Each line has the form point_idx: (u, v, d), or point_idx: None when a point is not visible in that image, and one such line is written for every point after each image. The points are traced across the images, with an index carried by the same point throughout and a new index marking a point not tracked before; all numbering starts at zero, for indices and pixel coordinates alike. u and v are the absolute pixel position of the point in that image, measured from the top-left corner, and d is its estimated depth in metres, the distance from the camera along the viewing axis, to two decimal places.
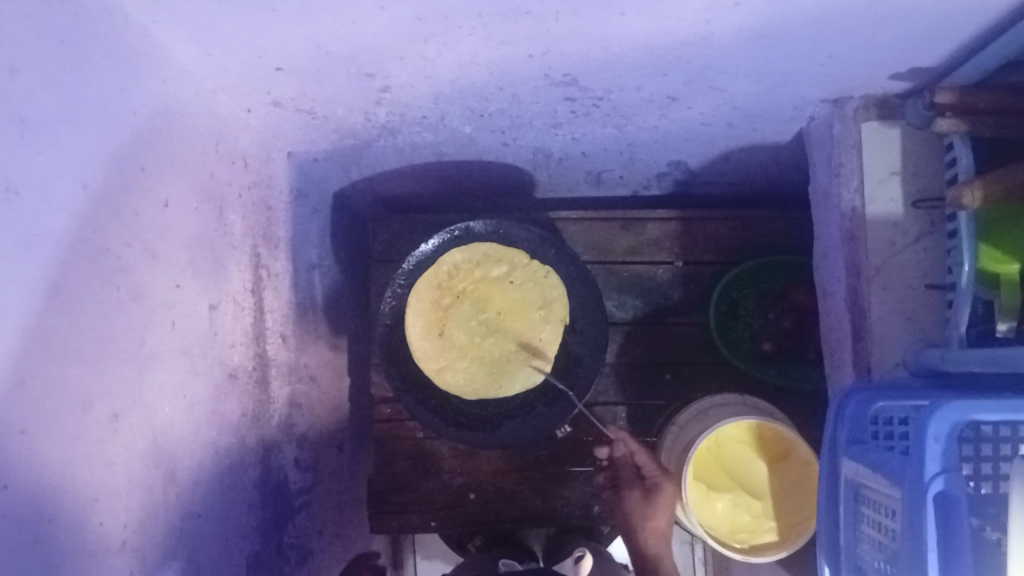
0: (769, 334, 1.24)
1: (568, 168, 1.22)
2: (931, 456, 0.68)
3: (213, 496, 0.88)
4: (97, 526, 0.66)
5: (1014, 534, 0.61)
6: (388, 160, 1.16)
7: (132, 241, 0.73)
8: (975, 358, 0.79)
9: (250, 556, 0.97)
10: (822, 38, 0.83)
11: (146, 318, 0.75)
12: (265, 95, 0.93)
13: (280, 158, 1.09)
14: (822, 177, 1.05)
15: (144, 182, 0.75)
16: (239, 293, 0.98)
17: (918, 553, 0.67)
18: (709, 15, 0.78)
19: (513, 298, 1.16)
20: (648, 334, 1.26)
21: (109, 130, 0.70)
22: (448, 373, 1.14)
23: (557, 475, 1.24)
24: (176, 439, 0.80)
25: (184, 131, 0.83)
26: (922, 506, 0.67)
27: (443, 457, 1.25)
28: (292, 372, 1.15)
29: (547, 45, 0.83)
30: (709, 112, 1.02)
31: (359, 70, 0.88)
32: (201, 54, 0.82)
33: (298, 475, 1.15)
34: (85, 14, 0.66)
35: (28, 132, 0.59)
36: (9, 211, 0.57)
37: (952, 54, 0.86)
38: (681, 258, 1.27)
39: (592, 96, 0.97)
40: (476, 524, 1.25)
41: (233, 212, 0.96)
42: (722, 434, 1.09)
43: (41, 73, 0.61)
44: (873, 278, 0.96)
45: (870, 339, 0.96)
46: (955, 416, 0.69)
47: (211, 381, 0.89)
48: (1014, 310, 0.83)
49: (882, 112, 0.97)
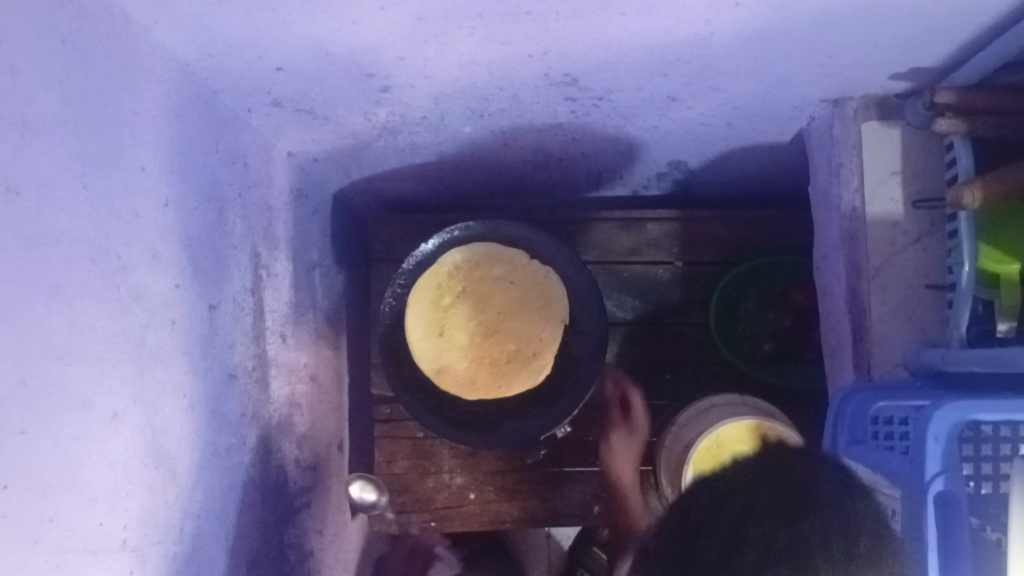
0: (769, 334, 1.23)
1: (568, 169, 1.22)
2: (931, 456, 0.69)
3: (214, 497, 0.88)
4: (96, 526, 0.66)
5: (1015, 534, 0.61)
6: (388, 160, 1.16)
7: (133, 242, 0.73)
8: (975, 358, 0.80)
9: (250, 555, 0.97)
10: (821, 38, 0.83)
11: (146, 318, 0.75)
12: (266, 95, 0.94)
13: (280, 158, 1.10)
14: (822, 177, 1.05)
15: (145, 182, 0.75)
16: (240, 293, 0.98)
17: (918, 554, 0.67)
18: (709, 16, 0.78)
19: (513, 299, 1.15)
20: (648, 335, 1.27)
21: (111, 132, 0.70)
22: (447, 375, 1.13)
23: (556, 475, 1.23)
24: (178, 440, 0.81)
25: (184, 130, 0.83)
26: (923, 506, 0.68)
27: (443, 457, 1.24)
28: (292, 372, 1.15)
29: (547, 45, 0.84)
30: (709, 112, 1.02)
31: (359, 70, 0.88)
32: (202, 55, 0.82)
33: (298, 475, 1.15)
34: (86, 16, 0.66)
35: (29, 133, 0.59)
36: (10, 211, 0.57)
37: (953, 53, 0.86)
38: (682, 258, 1.28)
39: (592, 97, 0.97)
40: (476, 524, 1.24)
41: (234, 212, 0.96)
42: (723, 433, 1.05)
43: (42, 73, 0.61)
44: (874, 278, 0.96)
45: (871, 339, 0.96)
46: (956, 415, 0.69)
47: (211, 381, 0.89)
48: (1013, 310, 0.83)
49: (882, 112, 0.97)
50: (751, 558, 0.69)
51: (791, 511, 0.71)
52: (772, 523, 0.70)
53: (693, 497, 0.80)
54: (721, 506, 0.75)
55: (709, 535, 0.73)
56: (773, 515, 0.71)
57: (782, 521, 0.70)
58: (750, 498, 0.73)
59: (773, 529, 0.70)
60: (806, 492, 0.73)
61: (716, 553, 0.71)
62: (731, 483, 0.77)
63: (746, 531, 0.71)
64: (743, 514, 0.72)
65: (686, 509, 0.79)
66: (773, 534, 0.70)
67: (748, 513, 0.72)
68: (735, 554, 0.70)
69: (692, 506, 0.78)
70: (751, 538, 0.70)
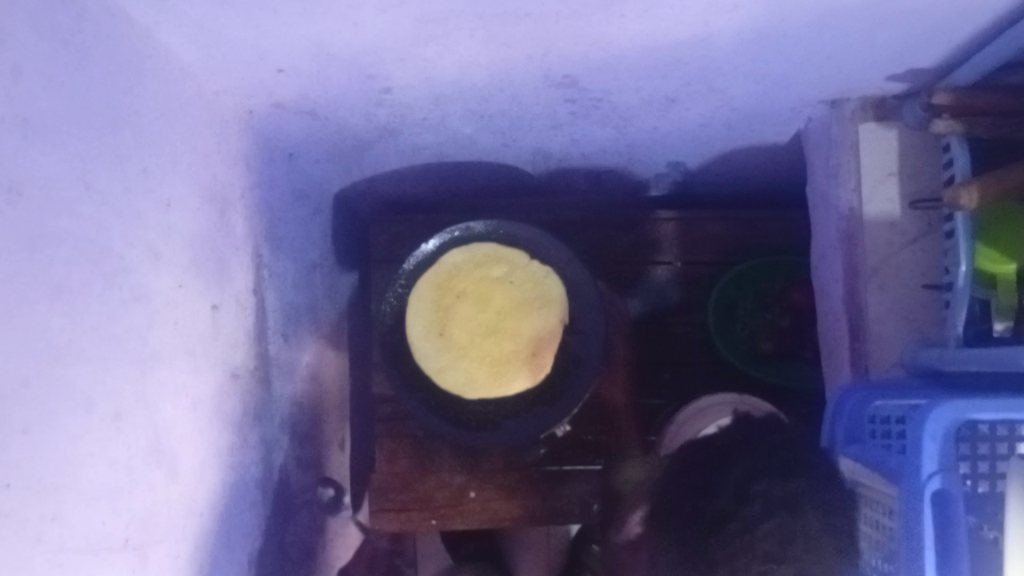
0: (768, 334, 1.23)
1: (568, 170, 1.22)
2: (927, 455, 0.70)
3: (215, 496, 0.89)
4: (98, 524, 0.67)
5: (1011, 533, 0.62)
6: (389, 160, 1.17)
7: (135, 242, 0.73)
8: (972, 358, 0.81)
9: (251, 554, 0.98)
10: (819, 40, 0.83)
11: (148, 317, 0.75)
12: (267, 96, 0.94)
13: (281, 159, 1.10)
14: (819, 178, 1.07)
15: (147, 182, 0.76)
16: (241, 293, 0.98)
17: (916, 553, 0.68)
18: (707, 17, 0.78)
19: (513, 298, 1.14)
20: (647, 335, 1.29)
21: (113, 133, 0.70)
22: (449, 375, 1.13)
23: (557, 473, 1.22)
24: (180, 439, 0.81)
25: (185, 131, 0.84)
26: (920, 505, 0.69)
27: (444, 455, 1.24)
28: (292, 372, 1.16)
29: (546, 47, 0.84)
30: (708, 113, 1.02)
31: (360, 72, 0.89)
32: (204, 56, 0.83)
33: (298, 474, 1.16)
34: (89, 18, 0.67)
35: (31, 133, 0.60)
36: (14, 212, 0.57)
37: (951, 54, 0.87)
38: (681, 258, 1.29)
39: (591, 97, 0.97)
40: (476, 523, 1.23)
41: (235, 213, 0.97)
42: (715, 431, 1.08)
43: (44, 74, 0.61)
44: (871, 278, 0.97)
45: (868, 339, 0.97)
46: (951, 415, 0.70)
47: (213, 380, 0.89)
48: (1009, 310, 0.84)
49: (880, 112, 0.97)
50: (756, 507, 0.86)
51: (783, 472, 0.89)
52: (771, 485, 0.87)
53: (700, 471, 0.98)
54: (725, 474, 0.93)
55: (720, 495, 0.91)
56: (769, 476, 0.89)
57: (775, 479, 0.88)
58: (747, 464, 0.93)
59: (767, 485, 0.87)
60: (789, 455, 0.92)
61: (726, 505, 0.89)
62: (734, 459, 0.96)
63: (750, 491, 0.88)
64: (748, 479, 0.90)
65: (696, 481, 0.97)
66: (772, 490, 0.86)
67: (748, 476, 0.91)
68: (743, 506, 0.87)
69: (691, 468, 1.00)
70: (756, 494, 0.87)
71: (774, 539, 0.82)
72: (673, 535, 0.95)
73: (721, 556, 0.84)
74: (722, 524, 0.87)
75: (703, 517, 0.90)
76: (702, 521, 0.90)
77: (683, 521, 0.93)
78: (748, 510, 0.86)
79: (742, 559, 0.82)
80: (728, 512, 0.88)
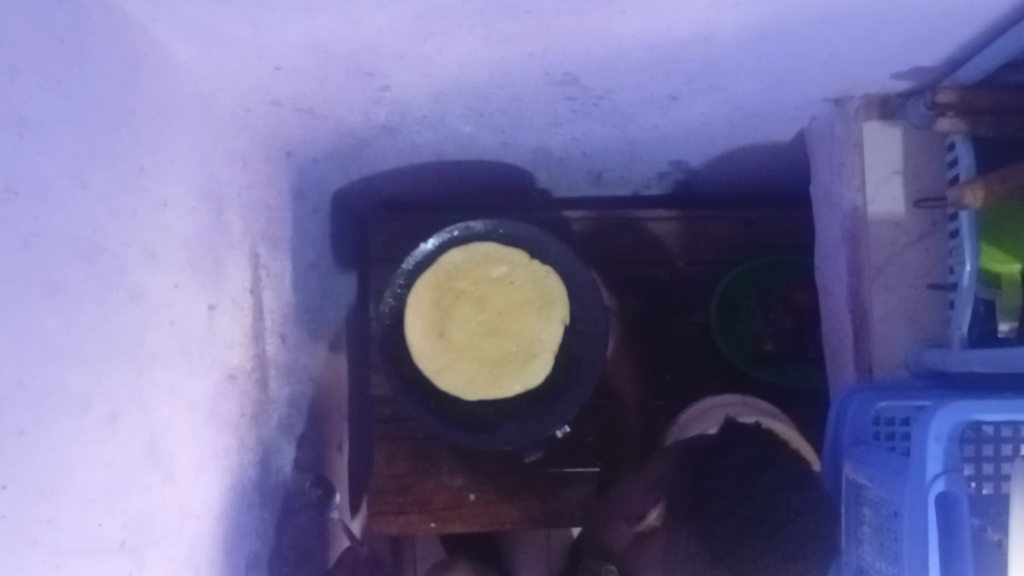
0: (770, 335, 1.22)
1: (568, 169, 1.22)
2: (932, 457, 0.69)
3: (213, 498, 0.88)
4: (96, 526, 0.66)
5: (1015, 535, 0.62)
6: (388, 159, 1.16)
7: (132, 241, 0.73)
8: (976, 358, 0.80)
9: (250, 557, 0.97)
10: (822, 38, 0.83)
11: (145, 318, 0.75)
12: (264, 95, 0.93)
13: (280, 158, 1.10)
14: (822, 177, 1.06)
15: (144, 181, 0.75)
16: (239, 293, 0.97)
17: (920, 554, 0.68)
18: (710, 15, 0.78)
19: (513, 299, 1.13)
20: (649, 335, 1.29)
21: (109, 130, 0.69)
22: (447, 376, 1.12)
23: (557, 476, 1.22)
24: (177, 441, 0.80)
25: (182, 129, 0.83)
26: (925, 508, 0.68)
27: (443, 458, 1.23)
28: (291, 372, 1.15)
29: (547, 44, 0.83)
30: (710, 112, 1.01)
31: (358, 69, 0.88)
32: (201, 54, 0.82)
33: (298, 475, 1.15)
34: (84, 14, 0.66)
35: (28, 133, 0.59)
36: (8, 211, 0.56)
37: (955, 53, 0.86)
38: (682, 257, 1.29)
39: (592, 96, 0.97)
40: (476, 526, 1.22)
41: (233, 212, 0.96)
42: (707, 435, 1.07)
43: (41, 73, 0.61)
44: (875, 277, 0.96)
45: (872, 339, 0.96)
46: (955, 416, 0.69)
47: (211, 382, 0.89)
48: (1014, 310, 0.84)
49: (883, 111, 0.97)
50: (782, 515, 0.85)
51: (792, 481, 0.89)
52: (788, 492, 0.87)
53: (717, 471, 0.94)
54: (750, 479, 0.90)
55: (747, 499, 0.88)
56: (786, 485, 0.88)
57: (794, 487, 0.87)
58: (765, 469, 0.91)
59: (790, 495, 0.87)
60: (787, 461, 0.93)
61: (754, 510, 0.86)
62: (748, 462, 0.92)
63: (775, 498, 0.86)
64: (771, 486, 0.88)
65: (719, 485, 0.91)
66: (794, 498, 0.86)
67: (777, 483, 0.88)
68: (771, 513, 0.86)
69: (710, 468, 0.95)
70: (782, 502, 0.86)
71: (793, 541, 0.83)
72: (693, 531, 0.89)
73: (751, 559, 0.83)
74: (751, 529, 0.85)
75: (733, 519, 0.87)
76: (731, 525, 0.86)
77: (707, 523, 0.88)
78: (777, 518, 0.85)
79: (766, 560, 0.82)
80: (759, 517, 0.86)
